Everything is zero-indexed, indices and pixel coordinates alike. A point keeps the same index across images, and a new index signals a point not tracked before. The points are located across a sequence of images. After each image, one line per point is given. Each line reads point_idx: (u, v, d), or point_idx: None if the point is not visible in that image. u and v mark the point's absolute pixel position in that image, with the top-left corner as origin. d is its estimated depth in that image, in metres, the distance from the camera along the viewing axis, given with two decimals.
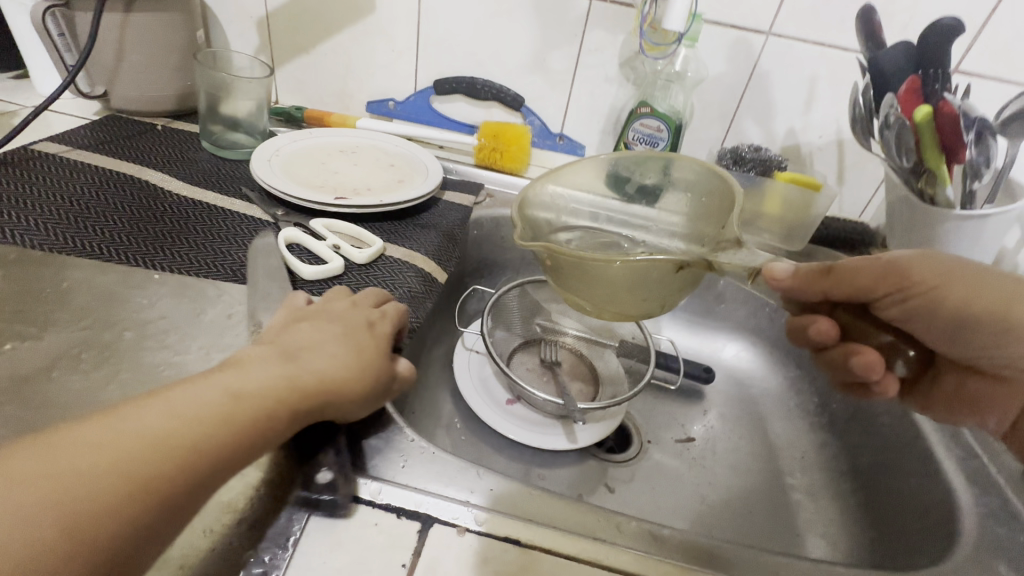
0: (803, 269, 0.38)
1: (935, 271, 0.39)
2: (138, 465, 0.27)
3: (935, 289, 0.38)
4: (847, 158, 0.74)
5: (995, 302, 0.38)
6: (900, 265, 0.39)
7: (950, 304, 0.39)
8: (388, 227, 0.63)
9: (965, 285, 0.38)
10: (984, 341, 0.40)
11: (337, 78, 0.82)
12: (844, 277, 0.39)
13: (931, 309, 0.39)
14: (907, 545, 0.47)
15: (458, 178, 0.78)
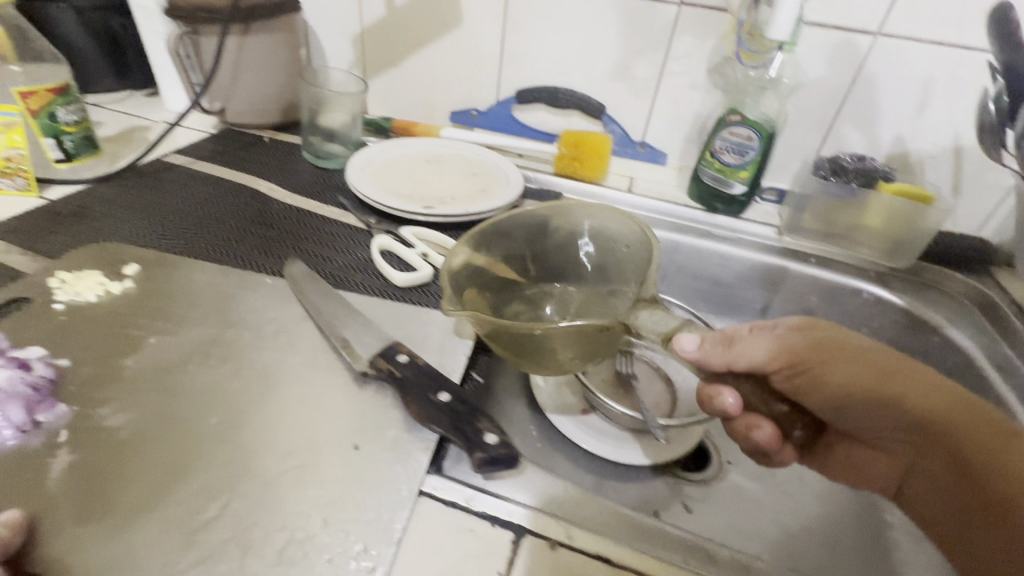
0: (708, 337, 0.39)
1: (806, 348, 0.40)
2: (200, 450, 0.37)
3: (818, 364, 0.40)
4: (965, 167, 0.68)
5: (864, 376, 0.40)
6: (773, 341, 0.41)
7: (831, 382, 0.40)
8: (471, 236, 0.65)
9: (852, 361, 0.40)
10: (866, 413, 0.41)
11: (424, 89, 0.86)
12: (742, 349, 0.40)
13: (819, 384, 0.40)
14: None
15: (537, 186, 0.79)
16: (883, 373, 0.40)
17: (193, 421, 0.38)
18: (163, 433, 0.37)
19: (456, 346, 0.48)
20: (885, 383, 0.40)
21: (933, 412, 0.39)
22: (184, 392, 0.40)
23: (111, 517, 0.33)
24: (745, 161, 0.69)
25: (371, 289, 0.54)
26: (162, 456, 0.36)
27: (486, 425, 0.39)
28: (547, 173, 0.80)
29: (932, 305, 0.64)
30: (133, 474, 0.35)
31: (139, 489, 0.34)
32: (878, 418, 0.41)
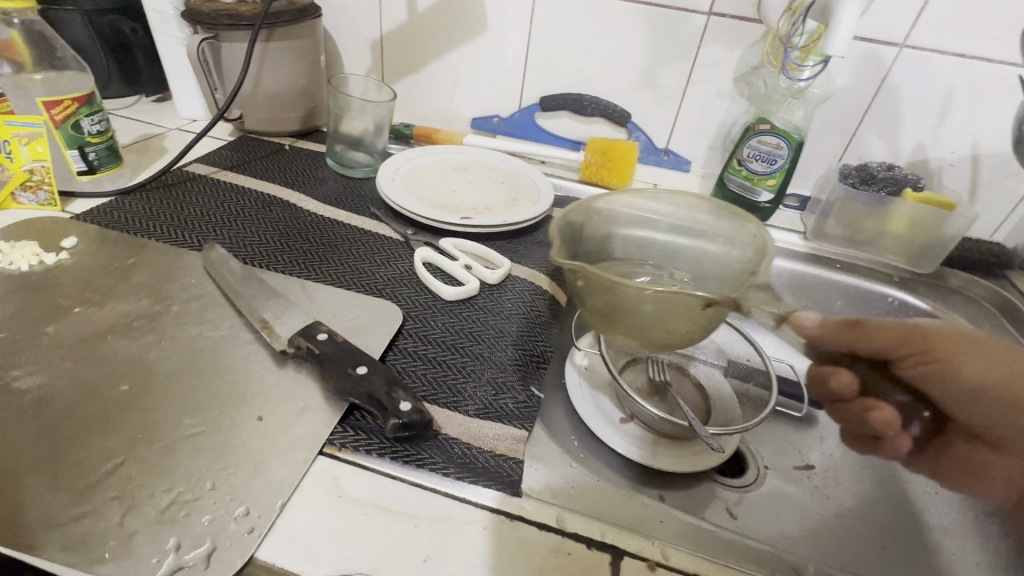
0: (835, 320, 0.50)
1: (977, 348, 0.48)
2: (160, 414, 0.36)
3: (943, 354, 0.48)
4: (982, 174, 0.70)
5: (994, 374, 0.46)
6: (895, 333, 0.49)
7: (964, 374, 0.47)
8: (507, 246, 0.65)
9: (969, 361, 0.47)
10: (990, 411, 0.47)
11: (444, 96, 0.85)
12: (869, 334, 0.50)
13: (956, 373, 0.48)
14: None
15: (563, 194, 0.79)
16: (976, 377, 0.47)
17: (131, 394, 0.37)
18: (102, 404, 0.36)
19: (513, 360, 0.47)
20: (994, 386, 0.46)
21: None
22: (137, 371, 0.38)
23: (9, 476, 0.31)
24: (773, 169, 0.70)
25: (418, 301, 0.53)
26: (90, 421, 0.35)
27: (402, 394, 0.38)
28: (573, 180, 0.80)
29: (955, 309, 0.66)
30: (57, 435, 0.34)
31: (50, 449, 0.33)
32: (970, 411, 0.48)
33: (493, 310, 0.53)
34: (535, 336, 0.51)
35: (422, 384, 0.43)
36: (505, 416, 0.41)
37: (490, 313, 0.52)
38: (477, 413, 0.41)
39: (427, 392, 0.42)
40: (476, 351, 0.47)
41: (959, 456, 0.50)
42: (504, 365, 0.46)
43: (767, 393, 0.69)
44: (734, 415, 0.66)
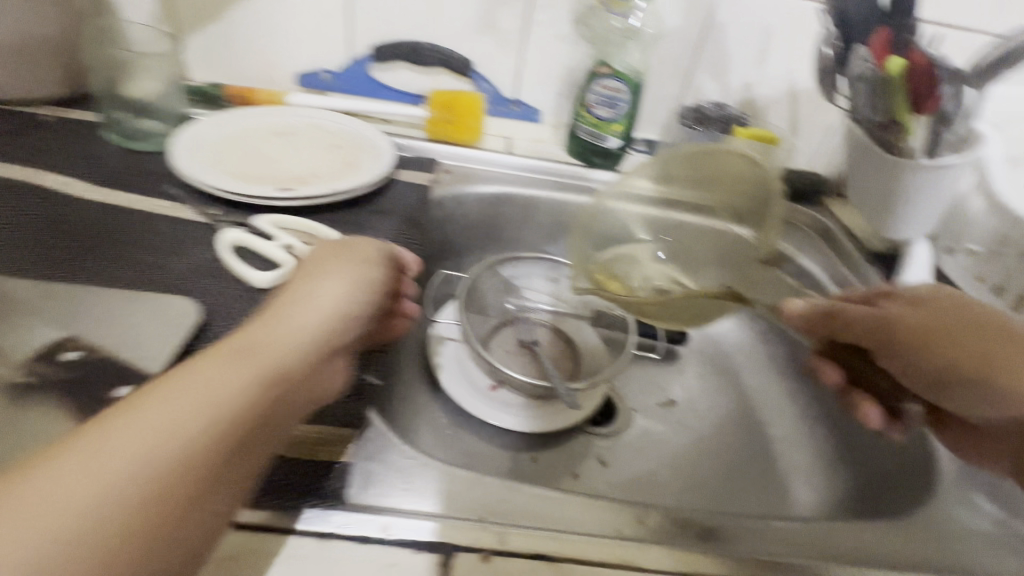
0: (807, 308, 0.44)
1: (923, 319, 0.39)
2: None
3: (932, 339, 0.38)
4: (800, 109, 0.75)
5: (973, 364, 0.36)
6: (908, 320, 0.39)
7: (925, 364, 0.38)
8: (342, 217, 0.57)
9: (952, 346, 0.37)
10: (968, 402, 0.38)
11: (258, 47, 0.72)
12: (848, 318, 0.42)
13: (923, 363, 0.38)
14: (886, 485, 0.49)
15: (411, 154, 0.72)
16: (975, 363, 0.36)
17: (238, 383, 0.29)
18: (206, 388, 0.28)
19: None
20: (987, 374, 0.36)
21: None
22: (238, 353, 0.31)
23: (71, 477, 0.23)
24: (617, 113, 0.69)
25: (225, 295, 0.44)
26: (197, 404, 0.27)
27: None
28: (420, 138, 0.74)
29: (784, 237, 0.71)
30: (155, 421, 0.26)
31: (144, 444, 0.25)
32: (991, 408, 0.37)
33: None
34: None
35: None
36: (328, 416, 0.36)
37: None
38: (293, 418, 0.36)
39: None
40: None
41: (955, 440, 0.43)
42: None
43: (627, 331, 0.68)
44: (602, 362, 0.67)
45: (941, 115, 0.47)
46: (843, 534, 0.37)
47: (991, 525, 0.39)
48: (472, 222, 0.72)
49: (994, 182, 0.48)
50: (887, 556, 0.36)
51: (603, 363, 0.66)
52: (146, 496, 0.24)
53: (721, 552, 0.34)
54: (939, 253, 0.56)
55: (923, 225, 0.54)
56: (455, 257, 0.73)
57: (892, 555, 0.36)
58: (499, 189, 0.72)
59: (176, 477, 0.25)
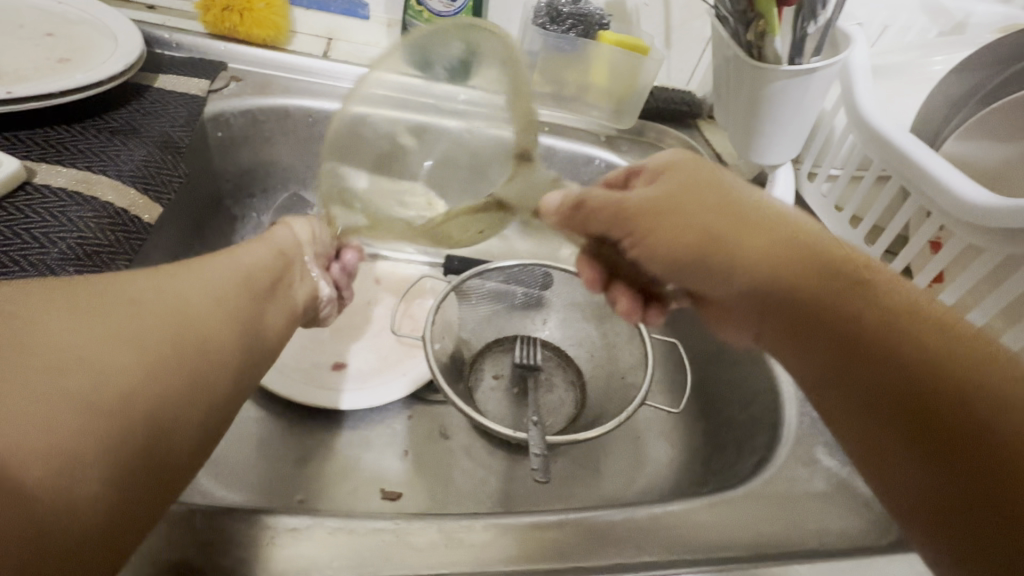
0: (570, 197, 0.35)
1: (657, 192, 0.31)
2: None
3: (663, 209, 0.31)
4: (674, 15, 0.65)
5: (694, 238, 0.29)
6: (649, 193, 0.31)
7: (661, 250, 0.31)
8: (40, 137, 0.40)
9: (682, 219, 0.30)
10: (698, 282, 0.31)
11: None
12: (590, 212, 0.34)
13: (656, 249, 0.31)
14: (732, 441, 0.45)
15: (184, 53, 0.54)
16: (704, 240, 0.29)
17: (224, 306, 0.29)
18: (179, 301, 0.27)
19: None
20: (708, 249, 0.29)
21: (765, 288, 0.28)
22: (192, 314, 0.27)
23: (18, 364, 0.21)
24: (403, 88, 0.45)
25: None
26: (154, 325, 0.25)
27: None
28: (198, 32, 0.55)
29: None
30: (104, 327, 0.24)
31: (56, 389, 0.21)
32: (730, 281, 0.29)
33: None
34: None
35: None
36: None
37: None
38: None
39: None
40: None
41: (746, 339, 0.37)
42: None
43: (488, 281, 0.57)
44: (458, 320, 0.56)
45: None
46: (668, 517, 0.31)
47: (827, 484, 0.35)
48: (277, 146, 0.56)
49: (857, 94, 0.42)
50: (716, 540, 0.31)
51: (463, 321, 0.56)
52: (150, 405, 0.23)
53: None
54: (800, 178, 0.50)
55: (789, 148, 0.48)
56: (262, 192, 0.58)
57: (721, 537, 0.31)
58: (310, 104, 0.55)
59: (165, 385, 0.24)
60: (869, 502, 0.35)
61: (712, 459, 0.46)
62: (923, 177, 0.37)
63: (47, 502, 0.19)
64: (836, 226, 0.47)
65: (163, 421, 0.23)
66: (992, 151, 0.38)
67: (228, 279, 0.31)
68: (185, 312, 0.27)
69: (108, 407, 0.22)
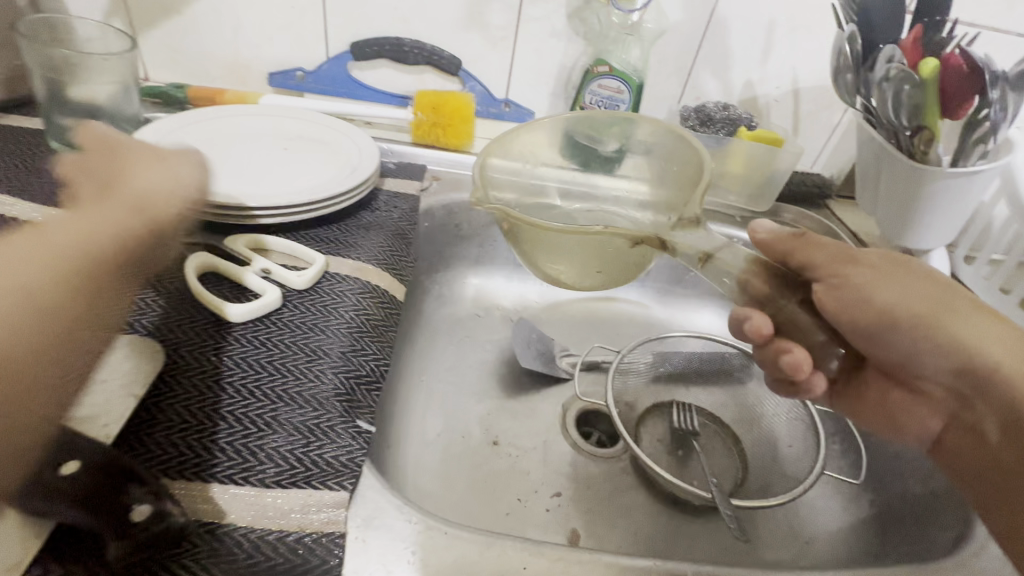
0: (778, 230, 0.40)
1: (879, 263, 0.38)
2: None
3: (908, 284, 0.37)
4: (803, 108, 0.72)
5: (919, 306, 0.36)
6: (866, 260, 0.37)
7: (879, 300, 0.36)
8: (323, 234, 0.52)
9: (906, 289, 0.36)
10: (911, 347, 0.37)
11: (225, 45, 0.66)
12: (812, 244, 0.38)
13: (867, 305, 0.36)
14: (912, 512, 0.47)
15: (395, 160, 0.68)
16: (938, 320, 0.36)
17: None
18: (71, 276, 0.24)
19: (331, 391, 0.38)
20: (920, 328, 0.36)
21: (1009, 370, 0.34)
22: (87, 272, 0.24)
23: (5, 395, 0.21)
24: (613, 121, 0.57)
25: (197, 333, 0.39)
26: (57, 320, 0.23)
27: (138, 494, 0.28)
28: (406, 142, 0.69)
29: None
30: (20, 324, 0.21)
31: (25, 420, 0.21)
32: (925, 356, 0.37)
33: (296, 322, 0.42)
34: (359, 351, 0.42)
35: (197, 455, 0.32)
36: (316, 476, 0.32)
37: (292, 329, 0.41)
38: (274, 482, 0.31)
39: (198, 466, 0.31)
40: (266, 388, 0.36)
41: (874, 396, 0.43)
42: (322, 402, 0.37)
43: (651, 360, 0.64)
44: (630, 388, 0.62)
45: (990, 122, 0.41)
46: None
47: None
48: (464, 231, 0.68)
49: (1021, 192, 0.46)
50: None
51: (633, 390, 0.63)
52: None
53: None
54: (956, 261, 0.53)
55: (947, 233, 0.51)
56: (447, 269, 0.69)
57: None
58: None
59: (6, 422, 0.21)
60: None
61: (890, 531, 0.48)
62: None
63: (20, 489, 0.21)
64: (1003, 308, 0.49)
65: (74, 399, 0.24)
66: None
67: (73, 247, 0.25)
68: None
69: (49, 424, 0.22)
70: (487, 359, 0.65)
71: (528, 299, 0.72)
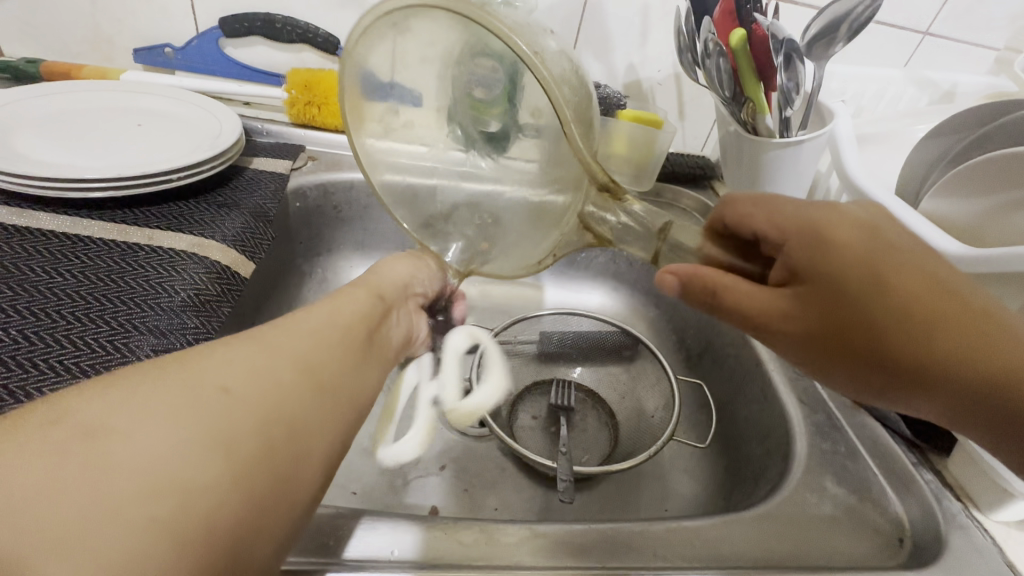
0: (691, 280, 0.34)
1: (827, 308, 0.30)
2: (262, 394, 0.25)
3: (845, 324, 0.30)
4: (685, 91, 0.74)
5: (890, 357, 0.29)
6: (788, 312, 0.31)
7: (839, 360, 0.31)
8: (168, 210, 0.51)
9: (863, 337, 0.30)
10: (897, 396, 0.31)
11: (84, 17, 0.63)
12: (731, 303, 0.33)
13: (835, 363, 0.31)
14: (750, 471, 0.49)
15: (271, 139, 0.66)
16: (901, 354, 0.29)
17: (328, 336, 0.31)
18: (339, 323, 0.33)
19: (134, 364, 0.37)
20: (907, 369, 0.30)
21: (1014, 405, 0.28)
22: (353, 317, 0.34)
23: (323, 376, 0.28)
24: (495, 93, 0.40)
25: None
26: (350, 343, 0.32)
27: None
28: (284, 122, 0.67)
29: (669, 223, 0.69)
30: (344, 334, 0.32)
31: (331, 404, 0.28)
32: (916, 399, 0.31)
33: (103, 296, 0.40)
34: (178, 325, 0.40)
35: None
36: None
37: (99, 302, 0.40)
38: None
39: None
40: (61, 363, 0.35)
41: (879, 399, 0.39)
42: None
43: (531, 340, 0.65)
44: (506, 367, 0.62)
45: (782, 92, 0.44)
46: (682, 530, 0.36)
47: (835, 508, 0.39)
48: (343, 212, 0.66)
49: (844, 160, 0.48)
50: (730, 553, 0.35)
51: (509, 368, 0.62)
52: (264, 433, 0.24)
53: (537, 566, 0.32)
54: None
55: None
56: (328, 251, 0.68)
57: (733, 551, 0.35)
58: None
59: (312, 398, 0.27)
60: (877, 527, 0.38)
61: (733, 491, 0.49)
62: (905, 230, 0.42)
63: (302, 456, 0.25)
64: None
65: (341, 407, 0.28)
66: (965, 206, 0.43)
67: (365, 311, 0.36)
68: (299, 327, 0.30)
69: (329, 411, 0.27)
70: None
71: None
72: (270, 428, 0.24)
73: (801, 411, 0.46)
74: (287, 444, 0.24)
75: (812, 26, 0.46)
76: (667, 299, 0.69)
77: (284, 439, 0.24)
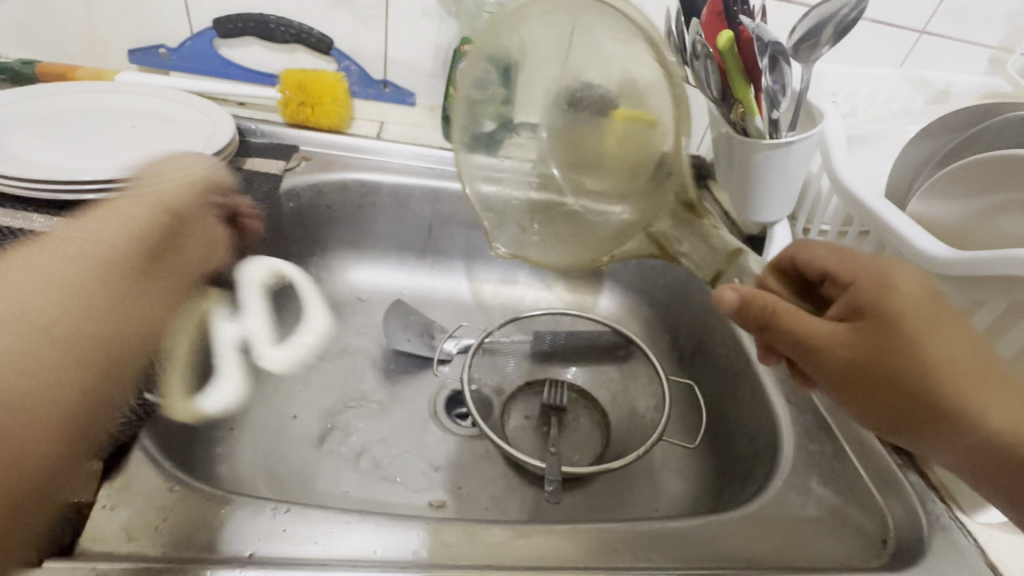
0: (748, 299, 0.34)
1: (878, 348, 0.30)
2: (46, 306, 0.30)
3: (891, 364, 0.30)
4: None
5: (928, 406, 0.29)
6: (838, 343, 0.31)
7: (875, 401, 0.31)
8: None
9: (906, 382, 0.29)
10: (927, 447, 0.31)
11: (78, 18, 0.63)
12: (782, 328, 0.33)
13: (872, 404, 0.31)
14: (738, 472, 0.49)
15: (264, 139, 0.66)
16: (940, 404, 0.29)
17: (78, 269, 0.32)
18: (95, 246, 0.33)
19: None
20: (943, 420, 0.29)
21: None
22: (129, 209, 0.36)
23: (127, 306, 0.34)
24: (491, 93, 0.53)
25: None
26: (165, 267, 0.38)
27: None
28: (278, 123, 0.68)
29: None
30: (113, 247, 0.34)
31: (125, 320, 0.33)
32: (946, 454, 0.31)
33: None
34: (168, 326, 0.41)
35: None
36: None
37: None
38: None
39: None
40: None
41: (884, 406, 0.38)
42: None
43: (524, 339, 0.65)
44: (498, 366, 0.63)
45: (768, 93, 0.44)
46: (665, 530, 0.36)
47: (820, 510, 0.39)
48: (337, 212, 0.67)
49: (834, 161, 0.48)
50: (713, 554, 0.35)
51: (502, 367, 0.63)
52: (73, 354, 0.30)
53: (521, 566, 0.32)
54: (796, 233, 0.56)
55: (783, 207, 0.54)
56: (322, 251, 0.68)
57: (716, 552, 0.35)
58: (365, 177, 0.65)
59: (54, 357, 0.29)
60: (861, 529, 0.38)
61: (722, 492, 0.49)
62: (892, 232, 0.42)
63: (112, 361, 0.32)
64: None
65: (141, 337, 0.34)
66: (953, 208, 0.43)
67: (117, 226, 0.35)
68: (28, 264, 0.31)
69: (94, 358, 0.31)
70: (362, 341, 0.64)
71: (411, 282, 0.71)
72: (72, 345, 0.30)
73: (790, 412, 0.46)
74: (87, 368, 0.30)
75: (799, 27, 0.45)
76: (661, 299, 0.69)
77: (94, 357, 0.31)
